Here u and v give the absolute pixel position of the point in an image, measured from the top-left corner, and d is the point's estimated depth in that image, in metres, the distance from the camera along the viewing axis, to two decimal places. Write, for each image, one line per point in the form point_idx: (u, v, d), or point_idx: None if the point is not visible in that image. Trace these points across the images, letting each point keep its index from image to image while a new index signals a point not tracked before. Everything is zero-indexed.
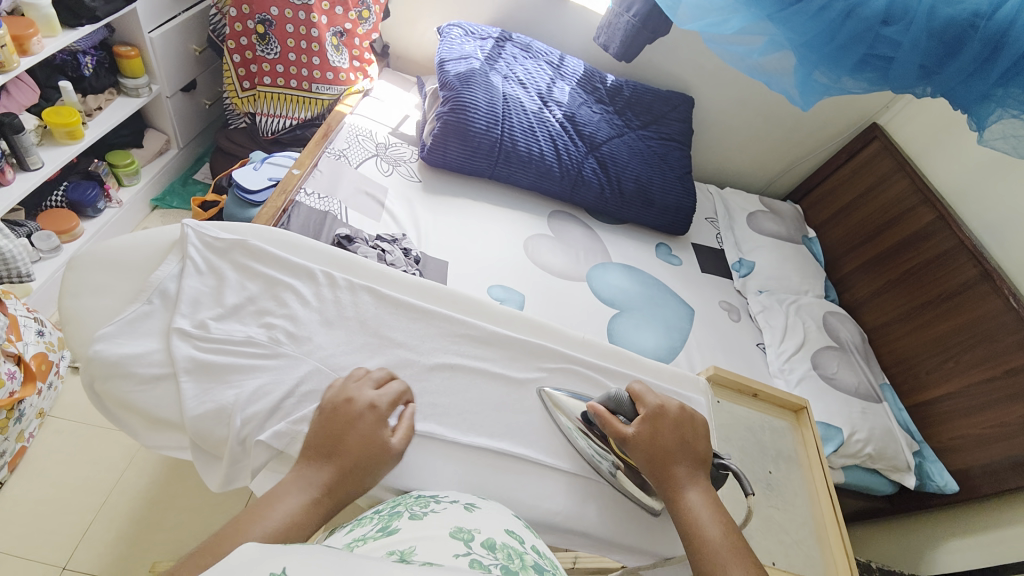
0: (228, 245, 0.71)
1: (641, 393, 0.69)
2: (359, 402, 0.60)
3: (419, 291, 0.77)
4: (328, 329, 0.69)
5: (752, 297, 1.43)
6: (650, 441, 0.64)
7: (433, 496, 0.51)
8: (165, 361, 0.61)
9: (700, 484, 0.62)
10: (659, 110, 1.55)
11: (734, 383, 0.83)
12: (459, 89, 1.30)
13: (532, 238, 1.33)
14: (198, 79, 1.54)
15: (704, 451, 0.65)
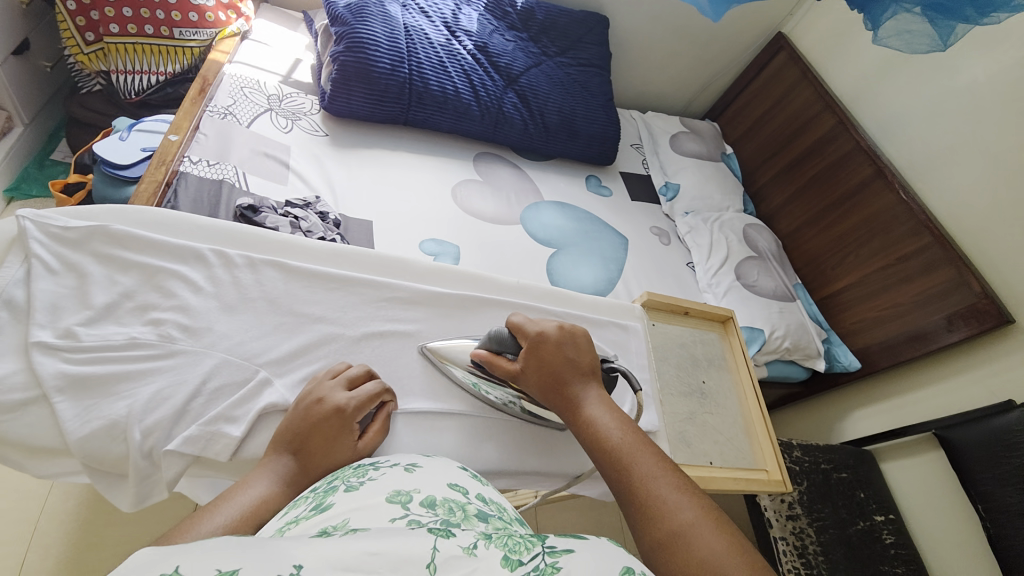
0: (85, 235, 0.61)
1: (522, 324, 0.66)
2: (315, 390, 0.58)
3: (332, 256, 0.71)
4: (230, 316, 0.62)
5: (679, 220, 1.48)
6: (540, 369, 0.63)
7: (373, 463, 0.49)
8: (29, 383, 0.53)
9: (595, 396, 0.62)
10: (574, 34, 1.48)
11: (668, 304, 0.86)
12: (353, 23, 1.15)
13: (459, 185, 1.27)
14: (29, 36, 1.25)
15: (592, 365, 0.65)
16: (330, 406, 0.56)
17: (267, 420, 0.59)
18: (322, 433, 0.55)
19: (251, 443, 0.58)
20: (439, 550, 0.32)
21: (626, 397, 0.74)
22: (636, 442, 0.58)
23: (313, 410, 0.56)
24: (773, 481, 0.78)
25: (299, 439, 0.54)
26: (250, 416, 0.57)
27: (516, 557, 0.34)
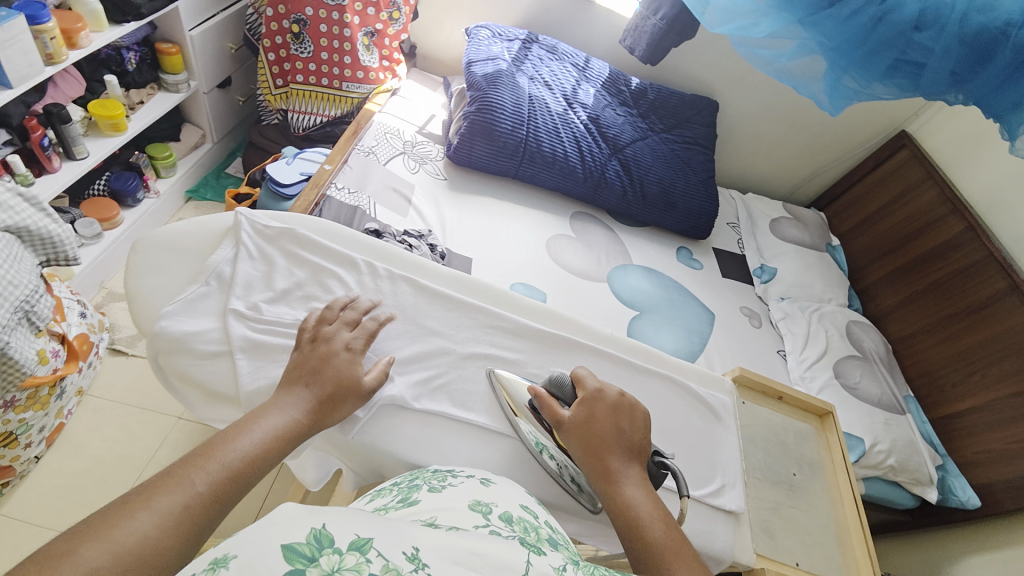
0: (277, 233, 0.74)
1: (583, 376, 0.70)
2: (338, 340, 0.64)
3: (454, 282, 0.79)
4: (370, 315, 0.71)
5: (773, 304, 1.43)
6: (585, 427, 0.64)
7: (449, 471, 0.58)
8: (221, 339, 0.65)
9: (638, 474, 0.63)
10: (682, 114, 1.56)
11: (760, 385, 0.83)
12: (486, 89, 1.32)
13: (554, 238, 1.35)
14: (232, 76, 1.52)
15: (637, 440, 0.65)
16: (352, 361, 0.64)
17: (385, 412, 0.65)
18: (338, 380, 0.61)
19: (367, 427, 0.64)
20: (532, 565, 0.36)
21: (716, 474, 0.71)
22: (674, 536, 0.58)
23: (334, 360, 0.63)
24: None
25: (312, 376, 0.61)
26: (372, 405, 0.65)
27: None
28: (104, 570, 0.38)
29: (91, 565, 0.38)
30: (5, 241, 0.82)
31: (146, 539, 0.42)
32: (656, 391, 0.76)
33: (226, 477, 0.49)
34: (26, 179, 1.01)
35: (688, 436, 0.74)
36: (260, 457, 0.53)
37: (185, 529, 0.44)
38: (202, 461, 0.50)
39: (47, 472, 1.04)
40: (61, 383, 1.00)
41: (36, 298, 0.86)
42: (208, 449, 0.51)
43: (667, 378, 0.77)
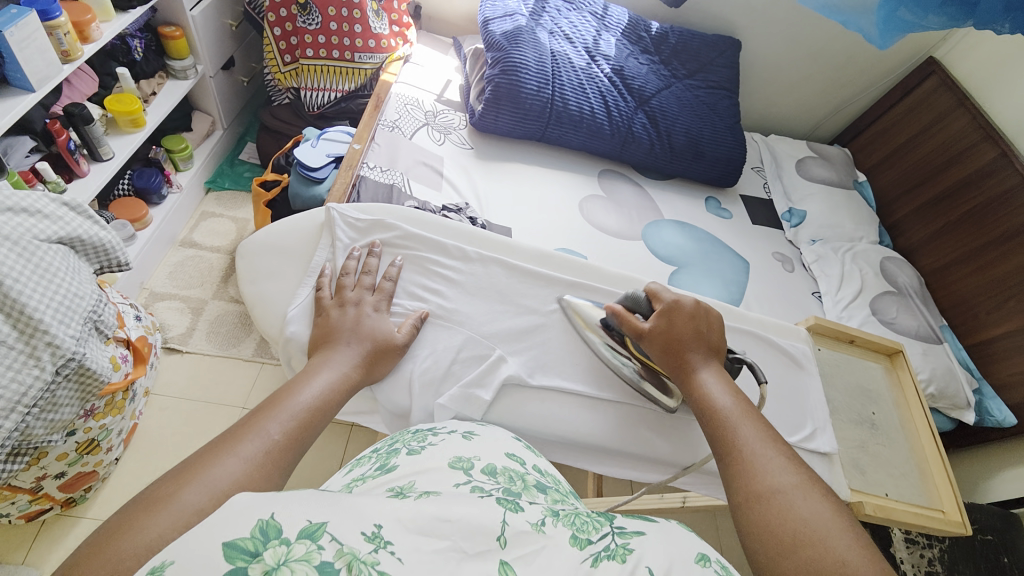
0: (369, 225, 0.76)
1: (658, 291, 0.71)
2: (386, 323, 0.67)
3: (538, 257, 0.81)
4: (472, 299, 0.75)
5: (804, 248, 1.43)
6: (666, 332, 0.67)
7: (431, 431, 0.60)
8: None
9: (713, 365, 0.66)
10: (706, 57, 1.50)
11: (832, 331, 0.86)
12: (508, 48, 1.27)
13: (585, 199, 1.34)
14: (235, 56, 1.45)
15: (718, 342, 0.69)
16: (380, 320, 0.67)
17: (506, 391, 0.70)
18: (375, 338, 0.65)
19: (496, 406, 0.69)
20: (508, 524, 0.40)
21: (806, 419, 0.76)
22: (743, 405, 0.62)
23: (366, 321, 0.66)
24: (952, 522, 0.74)
25: (367, 349, 0.64)
26: (497, 384, 0.69)
27: (586, 535, 0.43)
28: (206, 507, 0.41)
29: (195, 507, 0.41)
30: (59, 254, 0.79)
31: (236, 480, 0.44)
32: (744, 348, 0.79)
33: (295, 424, 0.52)
34: (59, 186, 0.97)
35: (778, 389, 0.78)
36: (322, 408, 0.55)
37: (270, 470, 0.47)
38: (269, 410, 0.52)
39: (130, 471, 1.06)
40: (133, 387, 1.00)
41: (100, 306, 0.84)
42: (274, 401, 0.54)
43: (753, 335, 0.80)
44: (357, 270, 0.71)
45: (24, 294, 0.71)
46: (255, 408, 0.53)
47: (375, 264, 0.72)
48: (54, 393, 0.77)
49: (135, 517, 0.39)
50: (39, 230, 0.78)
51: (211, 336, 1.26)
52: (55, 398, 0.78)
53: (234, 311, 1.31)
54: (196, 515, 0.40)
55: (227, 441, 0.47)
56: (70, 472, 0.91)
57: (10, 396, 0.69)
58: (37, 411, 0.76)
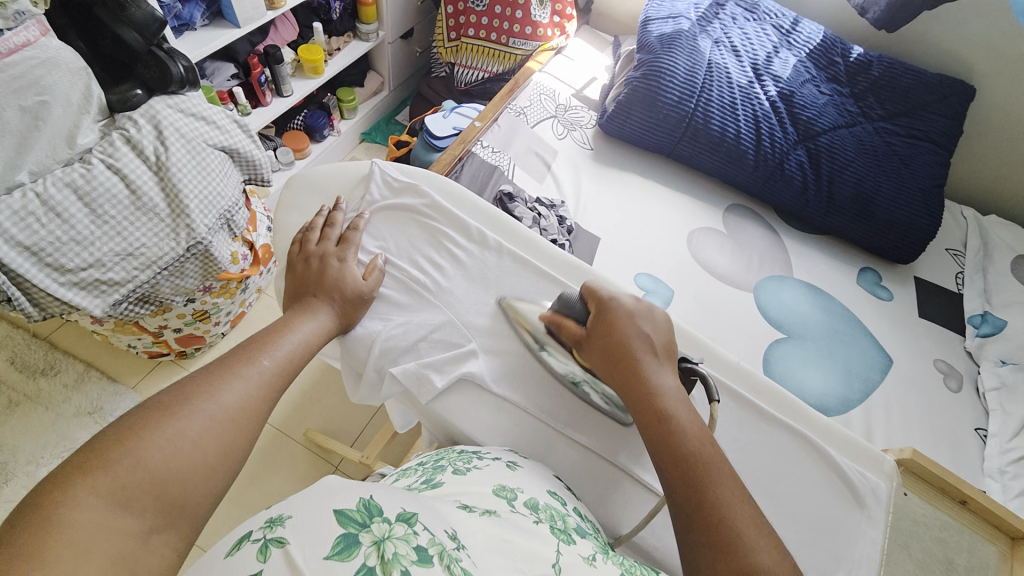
0: (403, 187, 0.79)
1: (596, 289, 0.67)
2: (349, 276, 0.67)
3: (565, 267, 0.78)
4: (467, 287, 0.73)
5: (986, 367, 1.07)
6: (607, 339, 0.62)
7: (476, 453, 0.61)
8: None
9: (673, 388, 0.58)
10: (917, 98, 1.20)
11: (937, 482, 0.67)
12: (658, 52, 1.17)
13: (699, 230, 1.19)
14: (416, 28, 1.64)
15: (668, 357, 0.62)
16: (345, 269, 0.68)
17: (461, 386, 0.67)
18: (340, 288, 0.66)
19: (441, 398, 0.67)
20: (562, 556, 0.44)
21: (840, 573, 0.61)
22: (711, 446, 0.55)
23: (329, 271, 0.67)
24: None
25: (328, 293, 0.65)
26: (453, 375, 0.67)
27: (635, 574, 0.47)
28: (212, 428, 0.49)
29: (199, 424, 0.49)
30: (218, 158, 0.97)
31: (238, 405, 0.52)
32: (777, 445, 0.67)
33: (282, 363, 0.58)
34: (246, 109, 1.21)
35: (816, 522, 0.63)
36: (305, 352, 0.61)
37: (263, 399, 0.55)
38: (258, 347, 0.58)
39: (229, 347, 1.29)
40: (247, 282, 1.19)
41: (235, 210, 1.02)
42: (261, 342, 0.59)
43: (792, 431, 0.67)
44: (323, 225, 0.73)
45: (180, 181, 0.90)
46: (247, 341, 0.60)
47: (340, 219, 0.74)
48: (182, 265, 0.97)
49: (144, 422, 0.47)
50: (209, 136, 0.97)
51: None
52: (182, 268, 0.97)
53: None
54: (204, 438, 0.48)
55: (221, 371, 0.54)
56: (185, 329, 1.14)
57: (149, 255, 0.89)
58: (168, 274, 0.96)
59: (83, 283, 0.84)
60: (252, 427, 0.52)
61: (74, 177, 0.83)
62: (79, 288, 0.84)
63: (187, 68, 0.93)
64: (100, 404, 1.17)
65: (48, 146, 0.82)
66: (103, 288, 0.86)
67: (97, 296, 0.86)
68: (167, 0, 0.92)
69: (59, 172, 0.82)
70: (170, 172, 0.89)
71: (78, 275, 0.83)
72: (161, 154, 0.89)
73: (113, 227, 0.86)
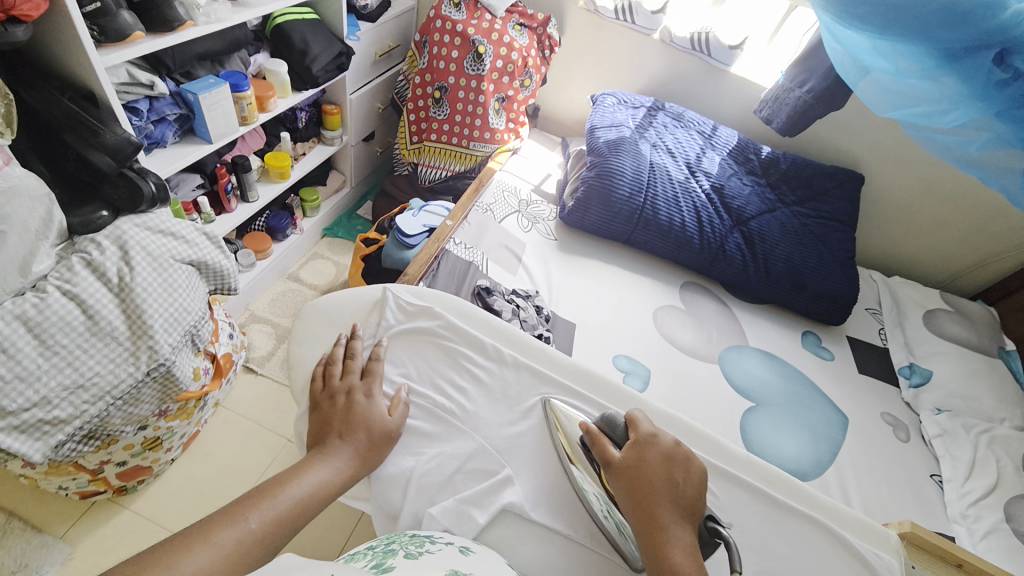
0: (417, 310, 0.82)
1: (638, 420, 0.68)
2: (377, 412, 0.68)
3: (577, 374, 0.81)
4: (492, 405, 0.75)
5: (925, 416, 1.19)
6: (635, 471, 0.62)
7: (428, 538, 0.59)
8: None
9: (686, 530, 0.57)
10: (820, 186, 1.43)
11: (936, 549, 0.70)
12: (608, 156, 1.33)
13: (660, 309, 1.28)
14: (376, 131, 1.73)
15: (693, 496, 0.61)
16: (372, 405, 0.68)
17: (503, 518, 0.65)
18: (363, 428, 0.66)
19: (487, 533, 0.64)
20: None
21: None
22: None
23: (357, 408, 0.67)
24: None
25: (350, 434, 0.65)
26: (493, 508, 0.65)
27: None
28: None
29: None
30: (185, 273, 0.93)
31: (202, 568, 0.47)
32: (799, 536, 0.70)
33: (274, 518, 0.55)
34: (209, 218, 1.19)
35: None
36: (306, 506, 0.58)
37: (234, 563, 0.49)
38: (256, 499, 0.56)
39: (181, 474, 1.15)
40: (205, 397, 1.10)
41: (201, 324, 0.97)
42: (264, 491, 0.57)
43: (806, 517, 0.71)
44: (346, 354, 0.74)
45: (144, 302, 0.85)
46: (244, 494, 0.56)
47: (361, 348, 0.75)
48: (139, 391, 0.89)
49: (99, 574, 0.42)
50: (177, 251, 0.93)
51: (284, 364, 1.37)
52: (138, 395, 0.89)
53: None
54: None
55: (206, 526, 0.51)
56: (130, 462, 1.01)
57: (103, 386, 0.81)
58: (121, 403, 0.87)
59: (23, 426, 0.75)
60: None
61: (26, 308, 0.76)
62: (18, 432, 0.75)
63: (159, 186, 0.91)
64: (18, 566, 0.98)
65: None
66: (45, 428, 0.77)
67: (37, 439, 0.77)
68: (139, 122, 0.92)
69: (7, 305, 0.75)
70: (134, 294, 0.84)
71: (19, 417, 0.74)
72: (125, 275, 0.84)
73: (64, 359, 0.78)
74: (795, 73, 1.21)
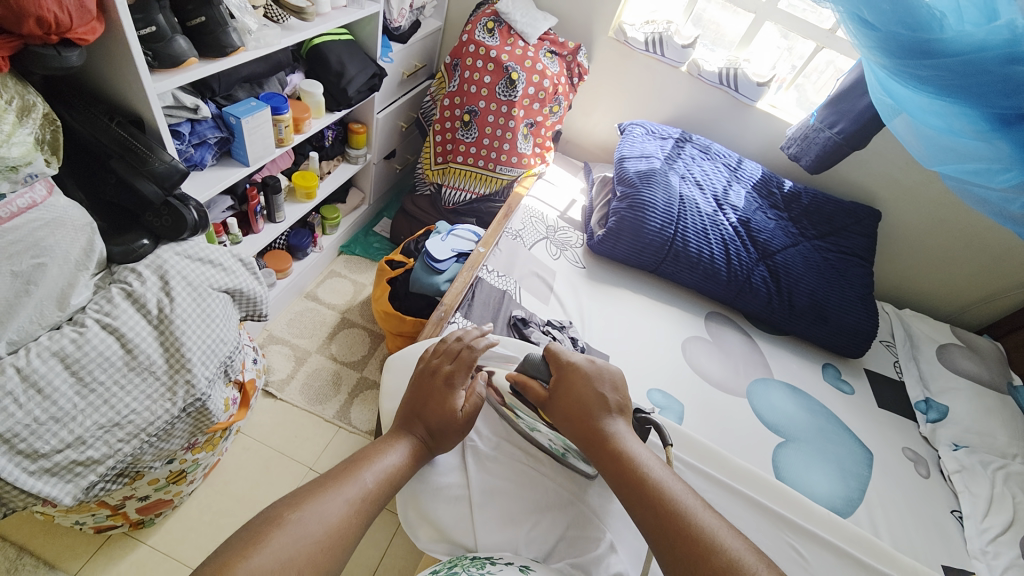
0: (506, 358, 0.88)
1: (557, 353, 0.75)
2: (456, 398, 0.72)
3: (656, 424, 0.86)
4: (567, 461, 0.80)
5: (944, 451, 1.22)
6: (566, 396, 0.70)
7: (487, 560, 0.62)
8: (455, 482, 0.73)
9: (623, 425, 0.68)
10: (840, 222, 1.46)
11: None
12: (638, 186, 1.34)
13: (688, 340, 1.29)
14: (397, 149, 1.72)
15: (620, 399, 0.71)
16: (453, 391, 0.72)
17: None
18: (441, 411, 0.71)
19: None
20: None
21: None
22: (661, 463, 0.64)
23: (437, 391, 0.72)
24: None
25: (428, 416, 0.71)
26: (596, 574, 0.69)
27: None
28: (314, 540, 0.51)
29: (309, 536, 0.51)
30: (221, 301, 0.90)
31: (337, 522, 0.54)
32: None
33: (383, 479, 0.62)
34: (237, 239, 1.16)
35: None
36: (399, 473, 0.65)
37: (362, 513, 0.57)
38: (360, 463, 0.63)
39: (198, 506, 1.10)
40: (229, 428, 1.06)
41: (234, 354, 0.93)
42: (364, 457, 0.64)
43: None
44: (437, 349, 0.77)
45: (184, 334, 0.81)
46: (348, 458, 0.64)
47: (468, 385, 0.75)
48: (172, 426, 0.85)
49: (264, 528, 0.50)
50: (215, 279, 0.90)
51: (304, 389, 1.33)
52: (170, 431, 0.85)
53: (329, 368, 1.38)
54: (309, 547, 0.51)
55: (331, 482, 0.58)
56: (152, 496, 0.97)
57: (138, 423, 0.77)
58: (153, 439, 0.83)
59: (55, 468, 0.70)
60: (342, 546, 0.53)
61: (63, 344, 0.73)
62: (49, 474, 0.71)
63: (199, 212, 0.89)
64: None
65: (36, 310, 0.73)
66: (77, 470, 0.73)
67: (69, 481, 0.72)
68: (180, 145, 0.93)
69: (46, 340, 0.73)
70: (173, 326, 0.81)
71: (51, 459, 0.70)
72: (164, 307, 0.81)
73: (101, 396, 0.74)
74: (826, 114, 1.23)
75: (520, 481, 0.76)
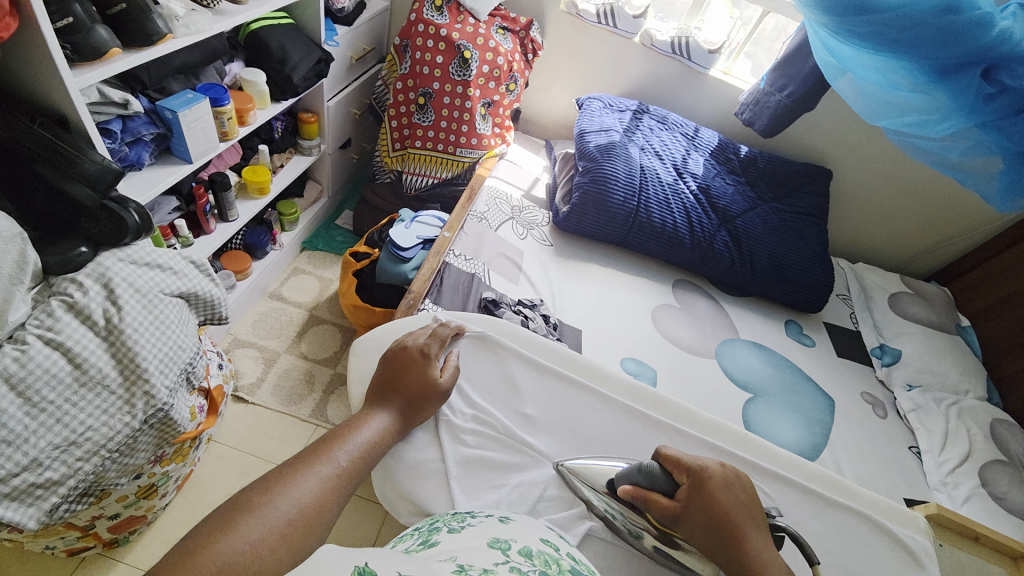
0: (477, 338, 0.88)
1: (673, 456, 0.70)
2: (432, 371, 0.73)
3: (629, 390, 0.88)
4: (545, 434, 0.81)
5: (899, 393, 1.30)
6: (704, 510, 0.63)
7: (470, 513, 0.60)
8: (434, 466, 0.73)
9: (764, 539, 0.62)
10: (795, 183, 1.51)
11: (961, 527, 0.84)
12: (600, 160, 1.35)
13: (658, 309, 1.31)
14: (352, 137, 1.66)
15: (755, 506, 0.66)
16: (429, 365, 0.73)
17: (590, 543, 0.71)
18: (417, 385, 0.71)
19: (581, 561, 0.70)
20: None
21: None
22: None
23: (413, 365, 0.73)
24: None
25: (404, 391, 0.71)
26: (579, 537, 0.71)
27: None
28: (290, 518, 0.50)
29: (285, 516, 0.50)
30: (176, 307, 0.85)
31: (313, 502, 0.53)
32: (847, 528, 0.79)
33: (358, 454, 0.62)
34: (188, 241, 1.11)
35: None
36: (376, 448, 0.64)
37: (338, 491, 0.56)
38: (335, 441, 0.61)
39: (174, 518, 1.07)
40: (199, 436, 1.02)
41: (196, 360, 0.89)
42: (338, 434, 0.63)
43: (854, 511, 0.80)
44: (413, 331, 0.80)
45: (138, 343, 0.77)
46: (321, 436, 0.62)
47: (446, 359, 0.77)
48: (135, 440, 0.81)
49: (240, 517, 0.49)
50: (165, 284, 0.85)
51: (276, 390, 1.29)
52: (134, 445, 0.81)
53: (301, 367, 1.35)
54: (285, 526, 0.50)
55: (304, 463, 0.57)
56: (123, 514, 0.93)
57: (97, 440, 0.74)
58: (117, 455, 0.79)
59: (13, 492, 0.67)
60: (320, 522, 0.53)
61: (4, 363, 0.68)
62: (8, 499, 0.67)
63: (141, 215, 0.83)
64: None
65: None
66: (37, 493, 0.69)
67: (30, 504, 0.69)
68: (112, 144, 0.87)
69: None
70: (124, 335, 0.76)
71: (8, 484, 0.67)
72: (113, 316, 0.77)
73: (54, 415, 0.71)
74: (775, 78, 1.26)
75: (500, 458, 0.77)
